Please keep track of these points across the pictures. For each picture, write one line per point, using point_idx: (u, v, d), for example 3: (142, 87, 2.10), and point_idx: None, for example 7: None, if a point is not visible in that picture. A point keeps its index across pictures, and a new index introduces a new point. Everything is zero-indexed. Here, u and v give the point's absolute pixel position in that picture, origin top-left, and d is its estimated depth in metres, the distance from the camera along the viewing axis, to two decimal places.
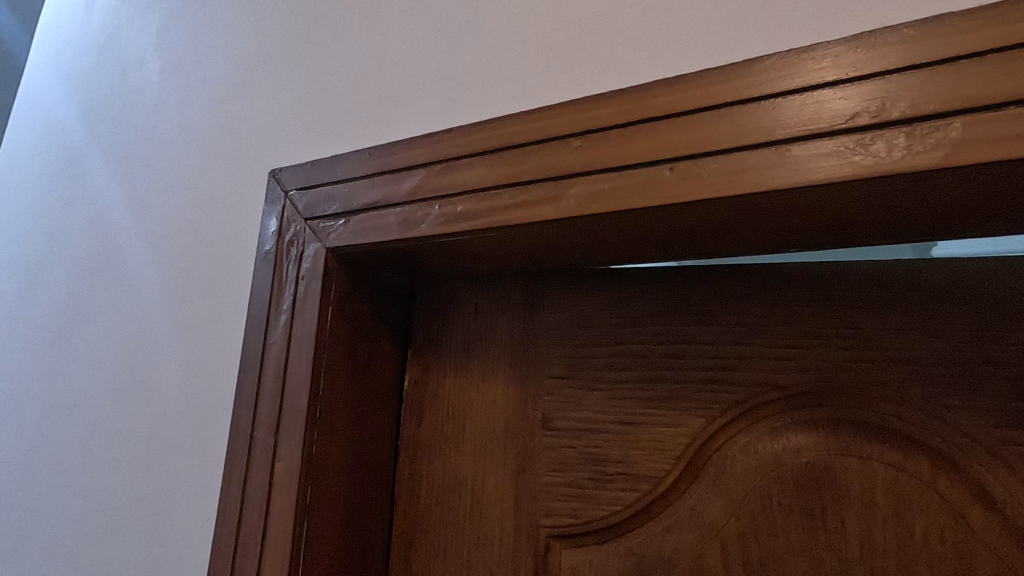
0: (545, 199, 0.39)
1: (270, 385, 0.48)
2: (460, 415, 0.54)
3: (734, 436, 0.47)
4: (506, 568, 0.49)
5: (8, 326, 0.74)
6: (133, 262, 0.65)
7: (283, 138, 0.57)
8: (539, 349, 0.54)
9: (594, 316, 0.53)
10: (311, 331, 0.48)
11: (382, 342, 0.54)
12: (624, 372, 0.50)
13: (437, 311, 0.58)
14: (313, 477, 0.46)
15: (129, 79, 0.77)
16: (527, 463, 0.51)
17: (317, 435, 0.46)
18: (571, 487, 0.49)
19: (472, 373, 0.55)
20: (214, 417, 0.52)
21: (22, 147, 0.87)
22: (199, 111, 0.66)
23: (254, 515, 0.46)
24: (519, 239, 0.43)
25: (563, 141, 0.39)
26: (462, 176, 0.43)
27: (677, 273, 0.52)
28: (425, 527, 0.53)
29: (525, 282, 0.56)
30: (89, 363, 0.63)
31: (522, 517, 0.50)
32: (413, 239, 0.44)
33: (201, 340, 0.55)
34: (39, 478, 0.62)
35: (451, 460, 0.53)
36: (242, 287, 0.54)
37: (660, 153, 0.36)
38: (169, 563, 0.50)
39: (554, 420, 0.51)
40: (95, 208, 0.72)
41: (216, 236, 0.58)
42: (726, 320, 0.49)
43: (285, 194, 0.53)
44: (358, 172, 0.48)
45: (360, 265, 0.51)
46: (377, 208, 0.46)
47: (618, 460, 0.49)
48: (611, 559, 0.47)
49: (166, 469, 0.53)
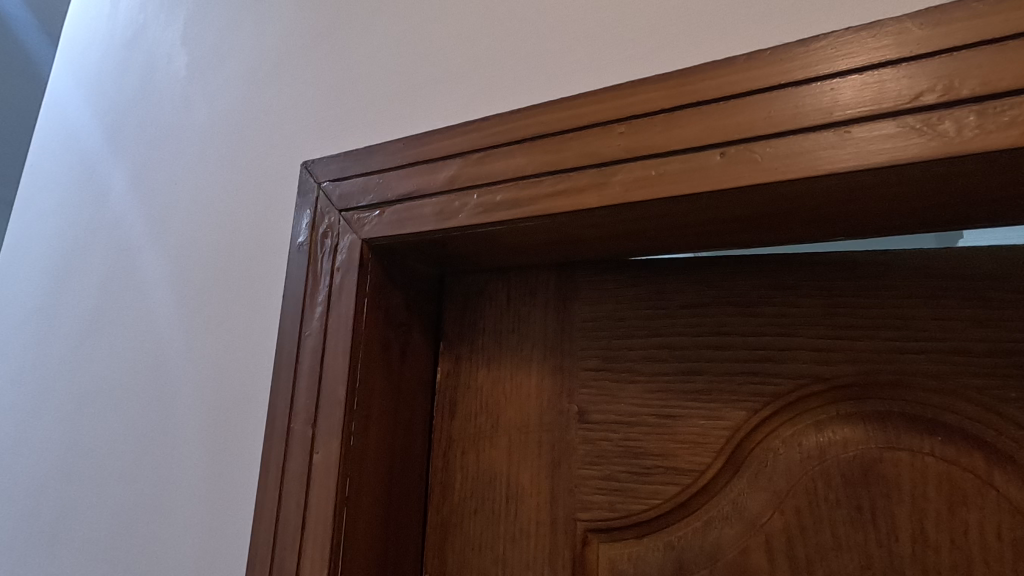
0: (589, 187, 0.38)
1: (307, 377, 0.48)
2: (494, 408, 0.54)
3: (777, 429, 0.46)
4: (543, 562, 0.49)
5: (41, 320, 0.75)
6: (163, 256, 0.65)
7: (314, 130, 0.56)
8: (573, 341, 0.53)
9: (629, 307, 0.52)
10: (347, 323, 0.48)
11: (415, 334, 0.54)
12: (662, 364, 0.50)
13: (469, 303, 0.57)
14: (351, 469, 0.45)
15: (157, 74, 0.77)
16: (563, 456, 0.51)
17: (355, 427, 0.46)
18: (608, 481, 0.49)
19: (505, 366, 0.55)
20: (250, 409, 0.52)
21: (51, 144, 0.88)
22: (227, 104, 0.66)
23: (293, 507, 0.46)
24: (559, 228, 0.42)
25: (606, 127, 0.38)
26: (500, 165, 0.42)
27: (715, 263, 0.50)
28: (460, 520, 0.52)
29: (558, 273, 0.55)
30: (122, 357, 0.63)
31: (559, 511, 0.50)
32: (450, 229, 0.44)
33: (234, 333, 0.55)
34: (75, 471, 0.62)
35: (485, 453, 0.53)
36: (275, 279, 0.54)
37: (710, 137, 0.35)
38: (206, 555, 0.50)
39: (590, 412, 0.51)
40: (124, 203, 0.73)
41: (247, 229, 0.58)
42: (767, 310, 0.48)
43: (318, 185, 0.52)
44: (393, 162, 0.48)
45: (394, 257, 0.51)
46: (413, 198, 0.46)
47: (657, 453, 0.48)
48: (651, 554, 0.47)
49: (202, 461, 0.53)
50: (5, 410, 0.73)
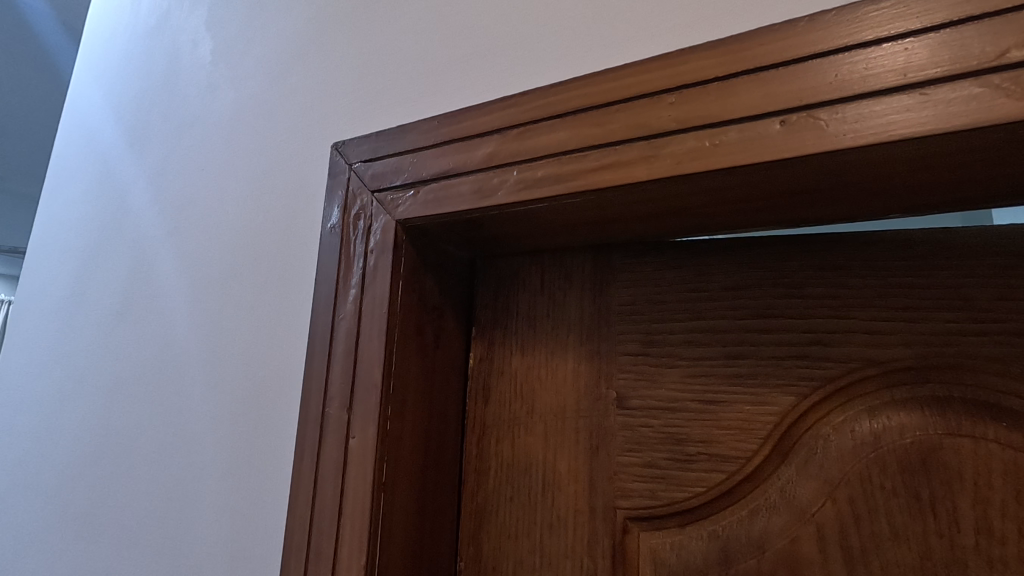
0: (638, 160, 0.36)
1: (341, 361, 0.47)
2: (529, 394, 0.53)
3: (827, 415, 0.44)
4: (581, 551, 0.48)
5: (71, 307, 0.75)
6: (192, 242, 0.64)
7: (344, 111, 0.55)
8: (610, 326, 0.51)
9: (669, 289, 0.50)
10: (382, 306, 0.47)
11: (449, 319, 0.53)
12: (704, 348, 0.48)
13: (501, 288, 0.56)
14: (387, 454, 0.44)
15: (183, 60, 0.76)
16: (601, 443, 0.49)
17: (390, 412, 0.45)
18: (648, 468, 0.47)
19: (540, 352, 0.53)
20: (283, 393, 0.51)
21: (77, 132, 0.89)
22: (253, 88, 0.65)
23: (329, 492, 0.45)
24: (603, 204, 0.40)
25: (655, 97, 0.37)
26: (542, 140, 0.41)
27: (759, 243, 0.48)
28: (495, 508, 0.51)
29: (594, 256, 0.53)
30: (153, 343, 0.63)
31: (597, 498, 0.48)
32: (489, 207, 0.42)
33: (266, 318, 0.55)
34: (107, 456, 0.62)
35: (520, 440, 0.52)
36: (306, 264, 0.54)
37: (769, 104, 0.33)
38: (240, 540, 0.49)
39: (629, 398, 0.49)
40: (151, 191, 0.72)
41: (276, 213, 0.57)
42: (816, 292, 0.46)
43: (349, 167, 0.51)
44: (428, 141, 0.47)
45: (427, 238, 0.50)
46: (450, 177, 0.45)
47: (700, 439, 0.46)
48: (694, 542, 0.45)
49: (235, 446, 0.52)
50: (36, 397, 0.74)
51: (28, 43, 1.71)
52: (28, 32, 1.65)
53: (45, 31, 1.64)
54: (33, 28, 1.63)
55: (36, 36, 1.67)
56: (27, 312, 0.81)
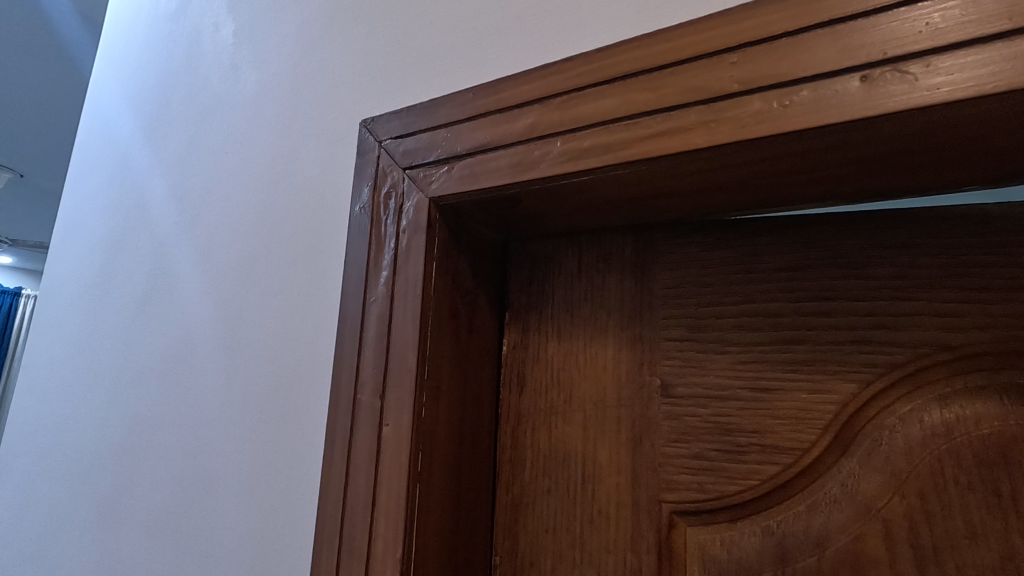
0: (695, 125, 0.34)
1: (372, 346, 0.45)
2: (567, 382, 0.50)
3: (893, 403, 0.41)
4: (624, 546, 0.45)
5: (95, 295, 0.74)
6: (215, 227, 0.63)
7: (372, 87, 0.53)
8: (653, 310, 0.49)
9: (717, 271, 0.47)
10: (416, 288, 0.44)
11: (482, 303, 0.51)
12: (756, 333, 0.45)
13: (536, 271, 0.54)
14: (422, 442, 0.42)
15: (204, 43, 0.75)
16: (644, 433, 0.47)
17: (425, 398, 0.43)
18: (696, 459, 0.45)
19: (578, 338, 0.51)
20: (312, 380, 0.49)
21: (99, 119, 0.88)
22: (278, 68, 0.63)
23: (362, 482, 0.43)
24: (654, 177, 0.38)
25: (715, 58, 0.34)
26: (587, 108, 0.38)
27: (815, 221, 0.45)
28: (532, 500, 0.49)
29: (635, 236, 0.51)
30: (178, 330, 0.62)
31: (641, 491, 0.46)
32: (530, 181, 0.40)
33: (293, 303, 0.53)
34: (133, 445, 0.61)
35: (558, 429, 0.50)
36: (335, 246, 0.52)
37: (847, 60, 0.30)
38: (271, 532, 0.48)
39: (674, 386, 0.47)
40: (174, 176, 0.71)
41: (303, 195, 0.55)
42: (880, 272, 0.43)
43: (378, 144, 0.49)
44: (463, 114, 0.44)
45: (460, 218, 0.47)
46: (487, 151, 0.42)
47: (752, 430, 0.43)
48: (747, 539, 0.42)
49: (263, 435, 0.51)
50: (62, 386, 0.73)
51: (46, 32, 1.70)
52: (44, 19, 1.65)
53: (61, 19, 1.63)
54: (50, 16, 1.62)
55: (54, 26, 1.67)
56: (52, 300, 0.81)
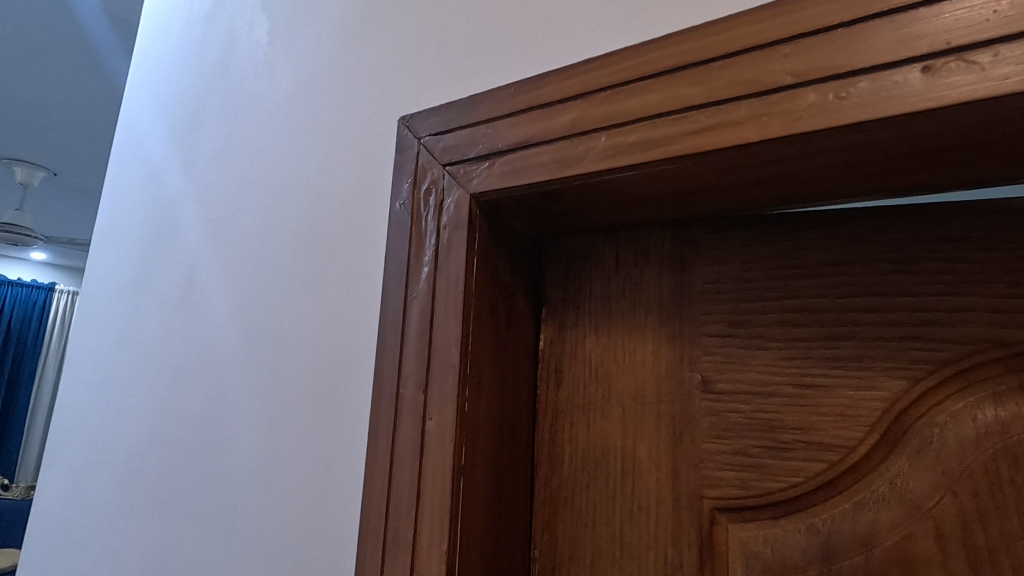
0: (746, 119, 0.33)
1: (414, 341, 0.46)
2: (605, 377, 0.50)
3: (945, 401, 0.40)
4: (665, 542, 0.45)
5: (136, 291, 0.76)
6: (254, 223, 0.64)
7: (409, 84, 0.53)
8: (693, 305, 0.48)
9: (759, 266, 0.47)
10: (458, 283, 0.45)
11: (520, 299, 0.51)
12: (799, 329, 0.44)
13: (573, 266, 0.54)
14: (465, 436, 0.43)
15: (239, 42, 0.76)
16: (685, 428, 0.46)
17: (468, 392, 0.43)
18: (738, 456, 0.44)
19: (616, 333, 0.51)
20: (354, 375, 0.50)
21: (136, 117, 0.90)
22: (313, 66, 0.64)
23: (405, 474, 0.44)
24: (700, 171, 0.37)
25: (766, 50, 0.33)
26: (632, 103, 0.38)
27: (861, 215, 0.44)
28: (570, 494, 0.49)
29: (674, 231, 0.50)
30: (219, 324, 0.63)
31: (682, 487, 0.46)
32: (573, 176, 0.40)
33: (333, 298, 0.53)
34: (176, 436, 0.63)
35: (597, 424, 0.50)
36: (374, 243, 0.52)
37: (907, 50, 0.29)
38: (315, 523, 0.49)
39: (715, 382, 0.46)
40: (211, 174, 0.72)
41: (341, 193, 0.56)
42: (931, 267, 0.42)
43: (417, 141, 0.49)
44: (503, 110, 0.44)
45: (499, 214, 0.47)
46: (529, 146, 0.42)
47: (797, 426, 0.43)
48: (791, 536, 0.42)
49: (306, 428, 0.52)
50: (105, 378, 0.75)
51: (76, 28, 1.73)
52: (73, 15, 1.67)
53: (90, 16, 1.66)
54: (78, 12, 1.65)
55: (82, 24, 1.71)
56: (93, 295, 0.83)
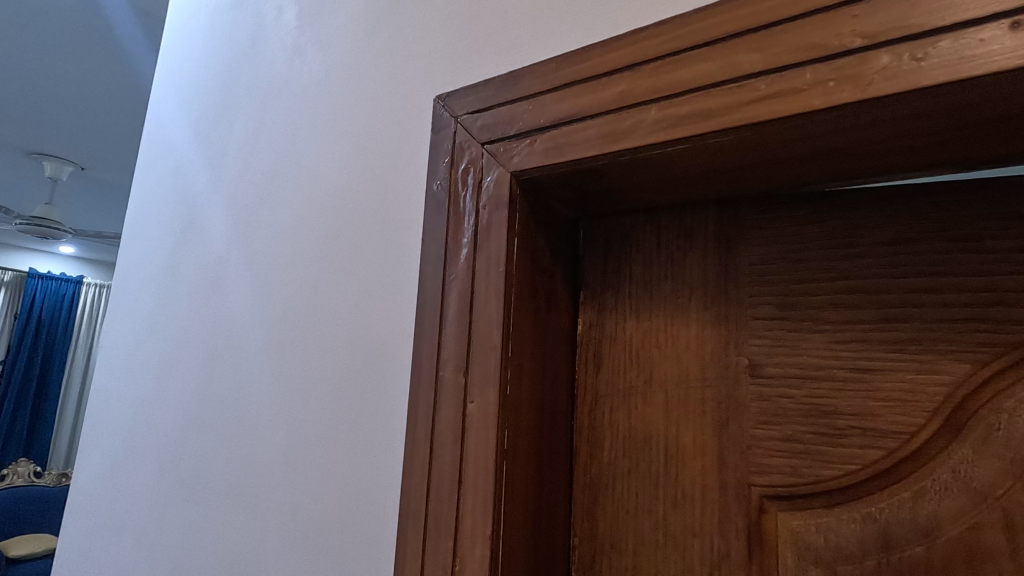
0: (812, 85, 0.32)
1: (454, 323, 0.45)
2: (647, 361, 0.49)
3: (1014, 386, 0.37)
4: (711, 530, 0.44)
5: (168, 278, 0.76)
6: (285, 208, 0.64)
7: (444, 62, 0.52)
8: (740, 287, 0.47)
9: (810, 246, 0.45)
10: (499, 264, 0.44)
11: (559, 282, 0.50)
12: (855, 311, 0.42)
13: (612, 249, 0.52)
14: (507, 420, 0.42)
15: (268, 27, 0.75)
16: (732, 414, 0.45)
17: (509, 375, 0.42)
18: (789, 442, 0.43)
19: (658, 316, 0.49)
20: (391, 358, 0.49)
21: (164, 106, 0.90)
22: (344, 49, 0.63)
23: (446, 458, 0.43)
24: (757, 143, 0.36)
25: (833, 12, 0.32)
26: (685, 72, 0.36)
27: (922, 191, 0.42)
28: (611, 481, 0.48)
29: (719, 211, 0.49)
30: (252, 309, 0.63)
31: (729, 474, 0.44)
32: (621, 151, 0.39)
33: (369, 281, 0.53)
34: (211, 421, 0.63)
35: (638, 410, 0.48)
36: (411, 226, 0.51)
37: (993, 6, 0.27)
38: (354, 508, 0.48)
39: (763, 366, 0.45)
40: (241, 160, 0.72)
41: (375, 176, 0.55)
42: (1000, 245, 0.39)
43: (454, 119, 0.48)
44: (545, 85, 0.43)
45: (539, 193, 0.46)
46: (573, 122, 0.41)
47: (852, 412, 0.41)
48: (846, 526, 0.40)
49: (343, 412, 0.51)
50: (139, 365, 0.76)
51: (100, 21, 1.75)
52: (97, 7, 1.68)
53: (114, 8, 1.67)
54: (102, 4, 1.66)
55: (106, 17, 1.72)
56: (125, 282, 0.84)
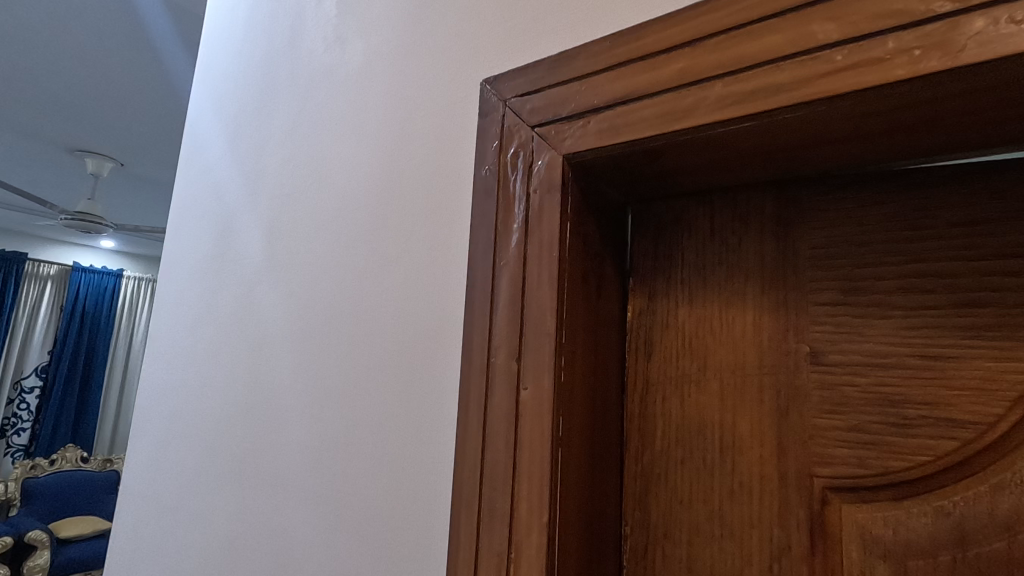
0: (894, 54, 0.30)
1: (505, 309, 0.44)
2: (700, 348, 0.48)
3: None
4: (770, 522, 0.43)
5: (214, 268, 0.78)
6: (329, 197, 0.64)
7: (490, 46, 0.52)
8: (801, 272, 0.45)
9: (875, 227, 0.43)
10: (552, 249, 0.43)
11: (610, 267, 0.49)
12: (926, 295, 0.40)
13: (662, 234, 0.51)
14: (561, 406, 0.41)
15: (307, 18, 0.76)
16: (792, 402, 0.43)
17: (563, 361, 0.42)
18: (855, 432, 0.41)
19: (712, 302, 0.48)
20: (441, 345, 0.49)
21: (204, 99, 0.91)
22: (385, 37, 0.63)
23: (500, 445, 0.43)
24: (829, 118, 0.34)
25: None
26: (751, 46, 0.35)
27: (1000, 167, 0.40)
28: (663, 470, 0.48)
29: (777, 193, 0.47)
30: (298, 298, 0.64)
31: (790, 464, 0.43)
32: (681, 130, 0.37)
33: (416, 269, 0.53)
34: (260, 407, 0.64)
35: (692, 398, 0.47)
36: (457, 213, 0.51)
37: None
38: (406, 496, 0.49)
39: (825, 354, 0.43)
40: (283, 151, 0.73)
41: (421, 163, 0.55)
42: None
43: (502, 103, 0.48)
44: (598, 65, 0.42)
45: (591, 177, 0.45)
46: (629, 101, 0.40)
47: (923, 401, 0.39)
48: (917, 520, 0.38)
49: (392, 398, 0.51)
50: (188, 354, 0.78)
51: (134, 18, 1.78)
52: (131, 5, 1.71)
53: (147, 4, 1.70)
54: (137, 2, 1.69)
55: (141, 14, 1.75)
56: (172, 273, 0.85)
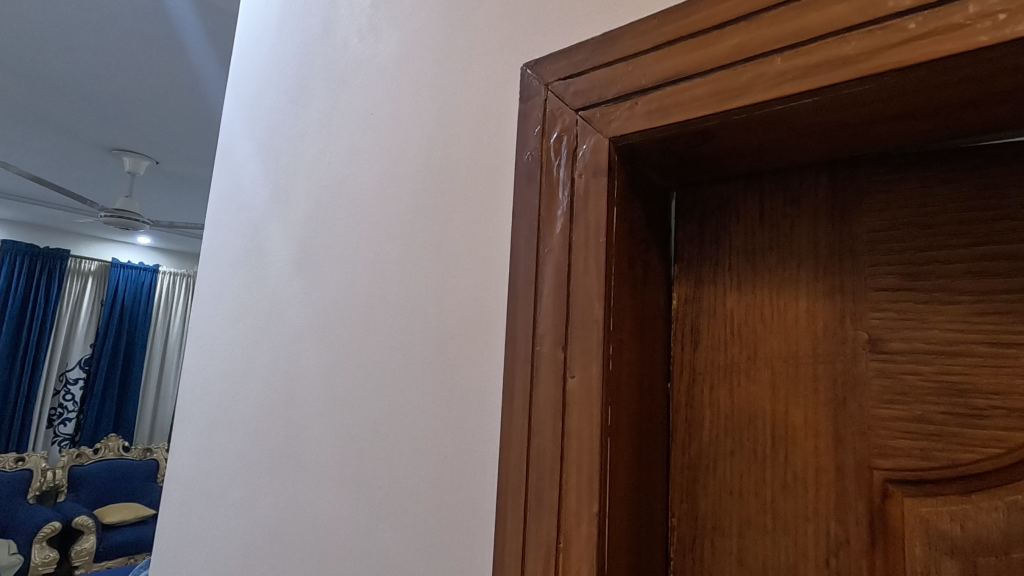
0: (976, 19, 0.28)
1: (551, 297, 0.44)
2: (750, 336, 0.46)
3: None
4: (827, 515, 0.41)
5: (252, 261, 0.79)
6: (367, 187, 0.64)
7: (529, 29, 0.51)
8: (859, 256, 0.43)
9: (941, 208, 0.40)
10: (598, 234, 0.42)
11: (655, 254, 0.47)
12: (997, 279, 0.38)
13: (708, 219, 0.50)
14: (609, 395, 0.40)
15: (340, 9, 0.76)
16: (850, 392, 0.42)
17: (611, 348, 0.41)
18: (918, 423, 0.39)
19: (762, 289, 0.46)
20: (484, 334, 0.49)
21: (239, 94, 0.92)
22: (420, 25, 0.62)
23: (546, 433, 0.42)
24: (898, 92, 0.32)
25: None
26: (812, 19, 0.33)
27: None
28: (712, 460, 0.46)
29: (831, 175, 0.45)
30: (337, 289, 0.64)
31: (847, 456, 0.41)
32: (736, 109, 0.36)
33: (457, 258, 0.52)
34: (301, 396, 0.65)
35: (742, 387, 0.46)
36: (499, 201, 0.50)
37: None
38: (450, 485, 0.48)
39: (886, 341, 0.41)
40: (318, 143, 0.73)
41: (460, 151, 0.54)
42: None
43: (544, 87, 0.47)
44: (645, 44, 0.41)
45: (637, 161, 0.44)
46: (679, 80, 0.39)
47: (994, 391, 0.37)
48: (987, 515, 0.36)
49: (435, 387, 0.51)
50: (229, 345, 0.79)
51: (165, 18, 1.81)
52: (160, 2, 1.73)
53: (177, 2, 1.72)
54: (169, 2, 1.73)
55: (172, 14, 1.79)
56: (211, 267, 0.87)
